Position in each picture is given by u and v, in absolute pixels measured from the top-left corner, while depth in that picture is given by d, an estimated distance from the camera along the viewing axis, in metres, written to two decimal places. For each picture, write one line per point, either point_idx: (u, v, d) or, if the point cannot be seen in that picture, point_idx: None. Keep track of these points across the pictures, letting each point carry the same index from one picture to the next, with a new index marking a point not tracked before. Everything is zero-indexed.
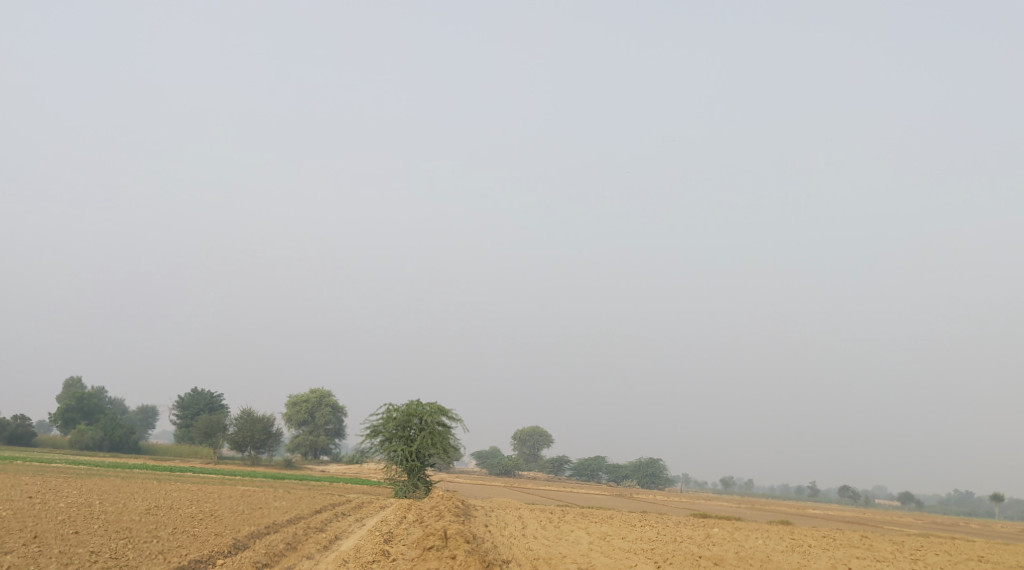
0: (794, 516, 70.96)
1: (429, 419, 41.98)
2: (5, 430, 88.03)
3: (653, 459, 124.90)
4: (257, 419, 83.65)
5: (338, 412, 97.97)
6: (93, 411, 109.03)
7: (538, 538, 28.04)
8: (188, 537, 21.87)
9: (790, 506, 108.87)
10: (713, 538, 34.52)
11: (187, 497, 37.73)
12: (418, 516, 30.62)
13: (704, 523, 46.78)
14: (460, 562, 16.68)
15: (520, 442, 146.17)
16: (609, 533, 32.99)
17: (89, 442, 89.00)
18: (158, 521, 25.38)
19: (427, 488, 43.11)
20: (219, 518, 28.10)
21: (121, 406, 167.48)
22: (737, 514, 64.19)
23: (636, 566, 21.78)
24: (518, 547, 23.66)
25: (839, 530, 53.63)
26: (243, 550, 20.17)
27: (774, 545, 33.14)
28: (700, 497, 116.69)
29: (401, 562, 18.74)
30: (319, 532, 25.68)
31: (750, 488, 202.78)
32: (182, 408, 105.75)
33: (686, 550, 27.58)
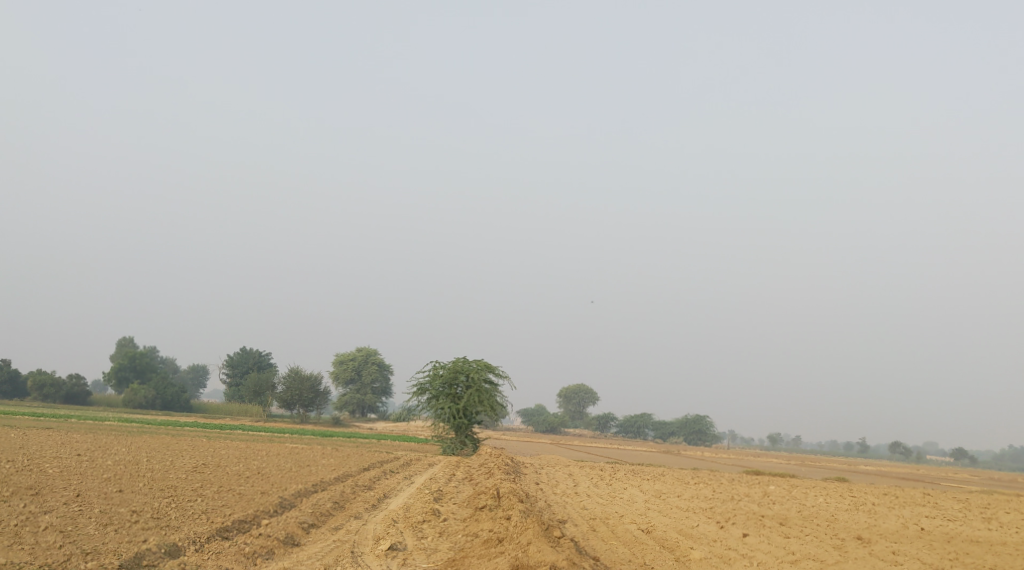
0: (847, 473, 69.52)
1: (476, 375, 41.16)
2: (61, 389, 89.66)
3: (700, 416, 123.53)
4: (305, 378, 83.95)
5: (384, 369, 98.17)
6: (145, 370, 110.68)
7: (592, 497, 27.01)
8: (232, 496, 21.20)
9: (840, 462, 107.10)
10: (772, 496, 33.27)
11: (235, 455, 37.47)
12: (467, 474, 29.87)
13: (759, 480, 45.62)
14: (517, 522, 15.49)
15: (565, 399, 145.69)
16: (664, 491, 31.94)
17: (143, 400, 90.34)
18: (204, 480, 24.84)
19: (475, 445, 42.43)
20: (266, 476, 27.68)
21: (172, 365, 170.46)
22: (791, 472, 62.93)
23: (699, 526, 20.54)
24: (572, 507, 22.62)
25: (897, 487, 52.10)
26: (288, 510, 19.38)
27: (837, 504, 31.70)
28: (748, 453, 115.32)
29: (453, 523, 17.75)
30: (366, 491, 24.93)
31: (799, 444, 200.52)
32: (231, 366, 106.82)
33: (747, 509, 26.26)
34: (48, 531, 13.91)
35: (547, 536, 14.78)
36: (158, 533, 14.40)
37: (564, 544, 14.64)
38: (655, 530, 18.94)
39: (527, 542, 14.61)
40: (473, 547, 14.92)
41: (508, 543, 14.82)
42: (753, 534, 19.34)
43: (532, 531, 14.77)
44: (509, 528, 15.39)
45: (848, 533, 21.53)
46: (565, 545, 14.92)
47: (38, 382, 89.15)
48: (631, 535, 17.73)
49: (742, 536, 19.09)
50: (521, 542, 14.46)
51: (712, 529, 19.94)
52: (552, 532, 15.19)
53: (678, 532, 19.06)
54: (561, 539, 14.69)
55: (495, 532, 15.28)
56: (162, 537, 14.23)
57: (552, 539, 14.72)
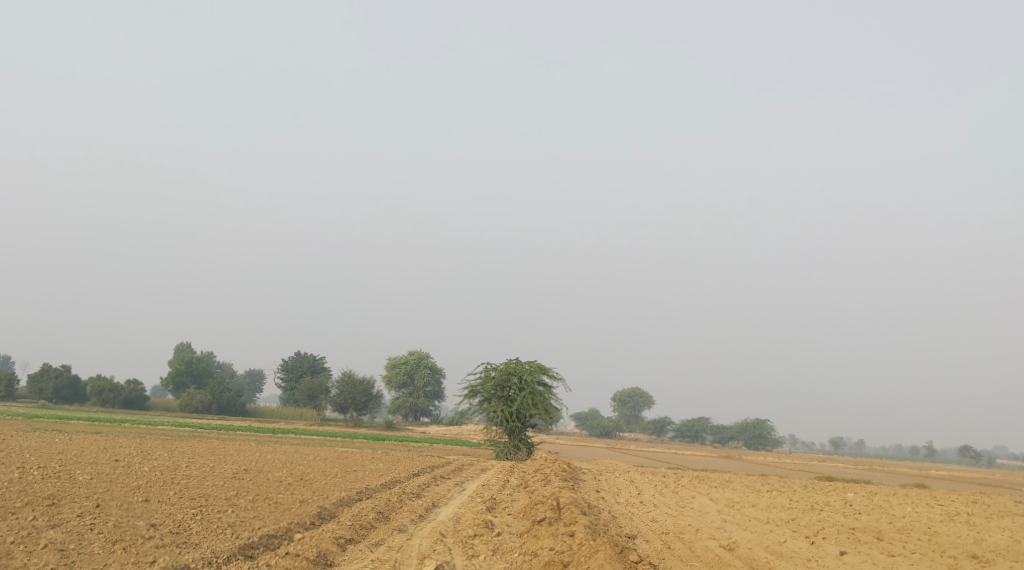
0: (923, 478, 65.93)
1: (530, 378, 39.09)
2: (120, 394, 89.87)
3: (760, 420, 119.75)
4: (359, 381, 82.82)
5: (436, 373, 96.77)
6: (202, 375, 110.84)
7: (659, 507, 24.90)
8: (268, 505, 19.47)
9: (909, 467, 102.60)
10: (855, 505, 30.82)
11: (281, 460, 35.95)
12: (523, 481, 27.89)
13: (834, 487, 42.96)
14: (582, 543, 13.27)
15: (620, 403, 142.83)
16: (736, 500, 29.73)
17: (199, 405, 90.15)
18: (241, 488, 23.23)
19: (529, 450, 40.33)
20: (309, 482, 25.99)
21: (230, 370, 172.05)
22: (864, 478, 59.70)
23: (785, 541, 18.27)
24: (640, 519, 20.45)
25: (982, 494, 48.82)
26: (326, 521, 17.49)
27: (929, 514, 29.06)
28: (811, 458, 111.18)
29: (509, 539, 15.67)
30: (415, 499, 23.04)
31: (861, 449, 194.46)
32: (285, 371, 106.40)
33: (832, 521, 23.93)
34: (47, 549, 12.20)
35: (622, 562, 12.52)
36: (171, 553, 12.56)
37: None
38: (739, 547, 16.58)
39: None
40: None
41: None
42: (853, 552, 16.82)
43: (605, 554, 12.56)
44: (575, 545, 13.27)
45: (959, 550, 18.89)
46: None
47: (97, 387, 89.41)
48: (713, 554, 15.41)
49: (840, 554, 16.62)
50: None
51: (802, 546, 17.54)
52: (629, 556, 12.94)
53: (765, 550, 16.69)
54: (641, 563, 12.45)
55: (558, 553, 13.22)
56: (173, 557, 12.43)
57: (628, 564, 12.47)
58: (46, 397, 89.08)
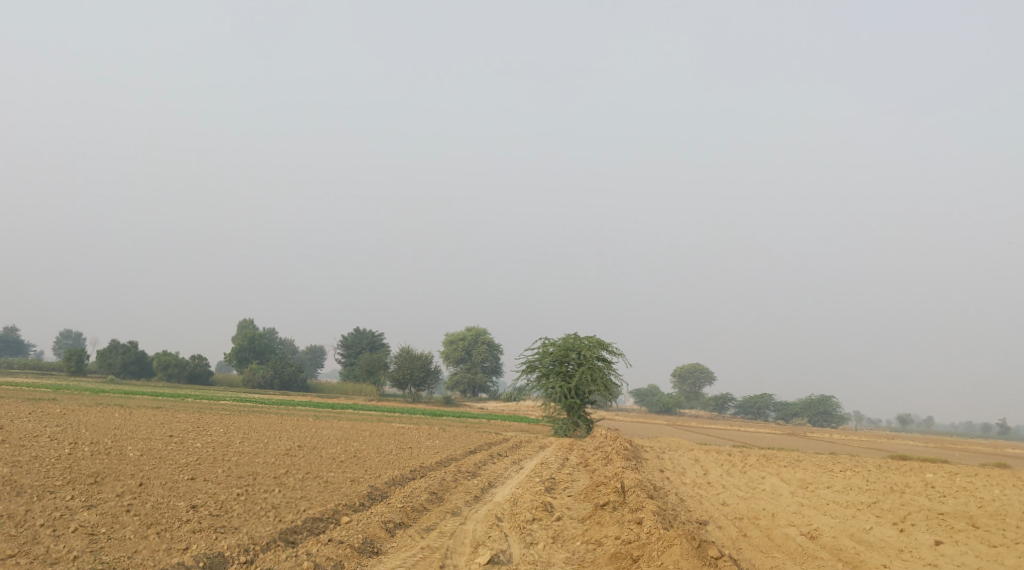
0: (1003, 458, 62.98)
1: (588, 353, 37.87)
2: (185, 369, 91.13)
3: (824, 396, 116.82)
4: (417, 357, 82.47)
5: (494, 349, 96.12)
6: (264, 350, 111.93)
7: (729, 488, 23.59)
8: (317, 484, 18.61)
9: (983, 445, 98.99)
10: (938, 488, 28.98)
11: (336, 436, 35.33)
12: (583, 460, 26.68)
13: (910, 467, 40.94)
14: (652, 533, 11.98)
15: (679, 379, 140.83)
16: (809, 481, 28.22)
17: (261, 380, 90.92)
18: (292, 465, 22.47)
19: (588, 426, 39.18)
20: (362, 460, 25.20)
21: (291, 347, 174.36)
22: (939, 456, 57.23)
23: (872, 528, 16.74)
24: (709, 503, 19.20)
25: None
26: (376, 503, 16.55)
27: (1021, 498, 27.07)
28: (879, 436, 107.98)
29: (570, 525, 14.49)
30: (470, 478, 22.01)
31: (930, 426, 189.24)
32: (345, 346, 106.83)
33: (917, 506, 22.24)
34: (76, 534, 11.49)
35: (700, 556, 11.21)
36: (207, 539, 11.74)
37: (726, 567, 11.06)
38: (822, 536, 15.12)
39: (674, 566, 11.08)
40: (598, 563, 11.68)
41: (644, 563, 11.42)
42: (951, 543, 15.29)
43: (681, 547, 11.27)
44: (644, 536, 12.01)
45: None
46: (725, 566, 11.29)
47: (163, 361, 90.69)
48: (795, 544, 13.99)
49: (936, 544, 15.09)
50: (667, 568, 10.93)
51: (892, 534, 16.04)
52: (708, 549, 11.62)
53: (851, 539, 15.24)
54: (721, 560, 11.13)
55: (625, 545, 11.97)
56: (208, 544, 11.61)
57: (708, 560, 11.15)
58: (114, 371, 90.76)
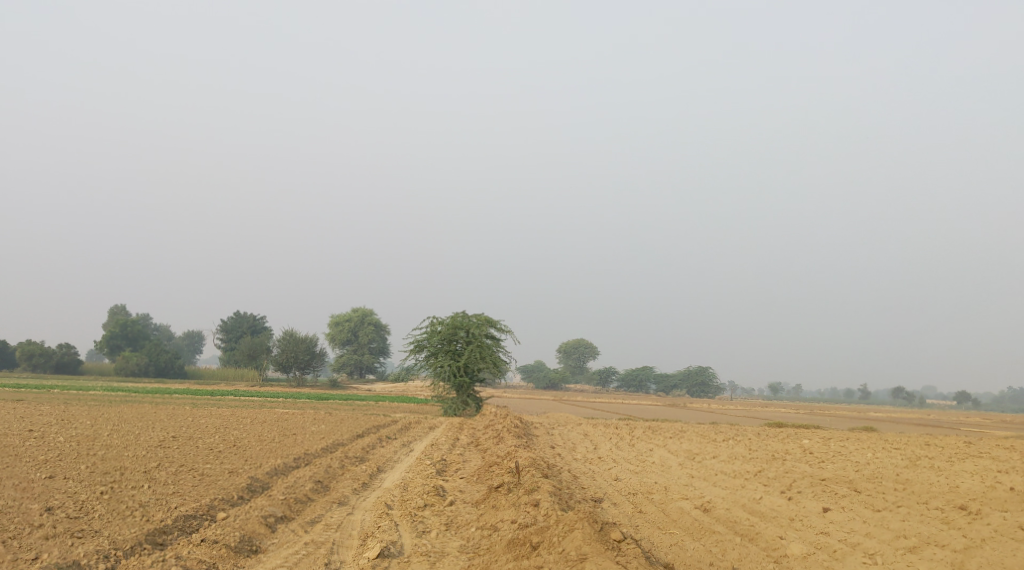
0: (869, 422, 66.23)
1: (477, 331, 37.39)
2: (51, 358, 85.92)
3: (702, 367, 120.52)
4: (301, 339, 80.31)
5: (381, 330, 94.66)
6: (137, 337, 106.80)
7: (620, 462, 23.55)
8: (193, 478, 17.45)
9: (848, 410, 104.27)
10: (817, 453, 29.90)
11: (215, 424, 33.70)
12: (474, 439, 26.19)
13: (788, 434, 42.36)
14: (550, 517, 11.55)
15: (565, 355, 142.52)
16: (696, 452, 28.58)
17: (135, 367, 86.71)
18: (166, 458, 21.11)
19: (478, 405, 38.78)
20: (242, 449, 23.95)
21: (167, 333, 167.40)
22: (811, 422, 59.67)
23: (762, 498, 16.85)
24: (603, 479, 18.99)
25: (930, 435, 48.88)
26: (257, 495, 15.56)
27: (894, 461, 28.20)
28: (754, 404, 112.25)
29: (464, 509, 13.95)
30: (358, 464, 21.17)
31: (799, 392, 198.47)
32: (225, 331, 103.10)
33: (800, 472, 22.73)
34: None
35: (599, 539, 10.84)
36: (63, 547, 10.61)
37: (628, 550, 10.75)
38: (716, 508, 15.05)
39: (573, 551, 10.68)
40: (494, 551, 11.18)
41: (543, 549, 10.99)
42: (838, 509, 15.46)
43: (582, 532, 10.89)
44: (544, 521, 11.60)
45: (943, 501, 17.58)
46: (625, 548, 10.98)
47: (26, 351, 85.27)
48: (691, 518, 13.83)
49: (823, 511, 15.24)
50: (567, 556, 10.49)
51: (781, 503, 16.15)
52: (609, 532, 11.27)
53: (743, 510, 15.22)
54: (623, 544, 10.80)
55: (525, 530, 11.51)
56: (64, 552, 10.50)
57: (609, 544, 10.80)
58: None
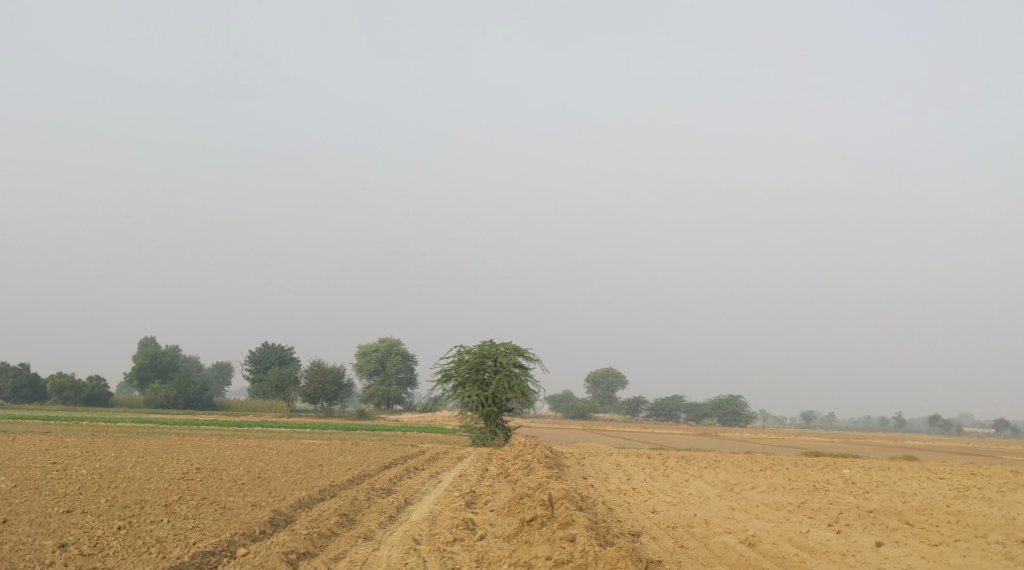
0: (907, 451, 64.54)
1: (505, 360, 36.73)
2: (81, 391, 86.21)
3: (733, 396, 118.74)
4: (329, 370, 80.00)
5: (408, 360, 94.20)
6: (167, 369, 107.11)
7: (655, 494, 22.73)
8: (214, 511, 16.88)
9: (884, 439, 102.02)
10: (859, 484, 28.82)
11: (240, 456, 33.23)
12: (503, 470, 25.46)
13: (826, 463, 41.16)
14: (588, 557, 10.80)
15: (593, 384, 141.17)
16: (733, 483, 27.65)
17: (164, 400, 86.76)
18: (188, 490, 20.59)
19: (506, 435, 38.02)
20: (265, 481, 23.40)
21: (196, 365, 168.15)
22: (848, 451, 58.23)
23: (809, 532, 15.95)
24: (640, 511, 18.20)
25: (973, 465, 47.38)
26: (279, 530, 14.95)
27: (940, 491, 27.09)
28: (786, 433, 110.27)
29: (495, 544, 13.25)
30: (384, 496, 20.52)
31: (832, 421, 195.30)
32: (253, 362, 103.10)
33: (845, 504, 21.76)
34: None
35: None
36: None
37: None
38: (762, 543, 14.21)
39: None
40: None
41: None
42: (893, 544, 14.53)
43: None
44: (583, 560, 10.85)
45: (1003, 535, 16.54)
46: None
47: (57, 384, 85.67)
48: (736, 554, 13.00)
49: (876, 545, 14.37)
50: None
51: (830, 537, 15.29)
52: None
53: (791, 544, 14.36)
54: None
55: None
56: None
57: None
58: (4, 396, 85.25)
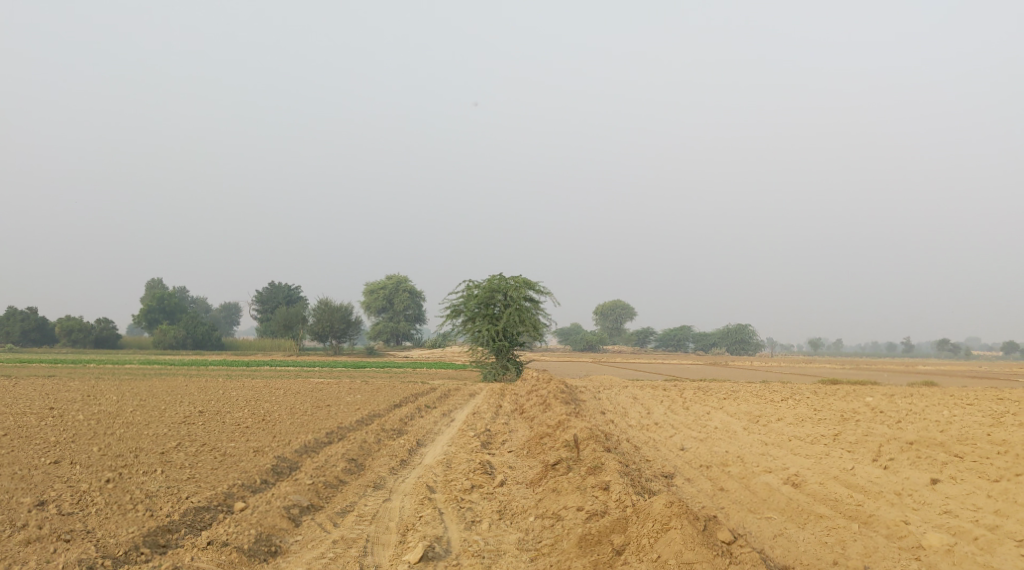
0: (922, 376, 63.59)
1: (516, 294, 35.44)
2: (90, 333, 85.56)
3: (741, 325, 117.98)
4: (336, 308, 78.97)
5: (416, 297, 93.10)
6: (175, 310, 106.36)
7: (680, 429, 21.53)
8: (212, 459, 15.73)
9: (895, 364, 101.25)
10: (888, 412, 27.60)
11: (247, 397, 32.11)
12: (518, 407, 24.28)
13: (846, 391, 40.03)
14: (628, 516, 9.58)
15: (602, 316, 140.49)
16: (757, 414, 26.48)
17: (173, 340, 86.10)
18: (188, 436, 19.48)
19: (518, 370, 36.92)
20: (271, 423, 22.24)
21: (204, 306, 167.88)
22: (864, 378, 57.26)
23: (854, 469, 14.69)
24: (668, 449, 17.01)
25: (993, 388, 46.36)
26: (282, 479, 13.80)
27: (975, 418, 25.92)
28: (795, 361, 109.82)
29: (518, 492, 12.05)
30: (396, 438, 19.38)
31: (840, 348, 195.05)
32: (261, 302, 102.19)
33: (881, 435, 20.53)
34: None
35: (701, 541, 8.84)
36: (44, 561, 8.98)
37: (743, 556, 8.78)
38: (808, 483, 13.00)
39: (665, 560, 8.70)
40: (563, 556, 9.26)
41: (627, 554, 9.03)
42: (952, 481, 13.25)
43: (681, 532, 8.90)
44: (626, 516, 9.63)
45: None
46: (728, 546, 8.97)
47: (65, 327, 84.90)
48: (785, 497, 11.76)
49: (933, 483, 13.11)
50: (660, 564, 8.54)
51: (879, 474, 14.04)
52: (713, 529, 9.26)
53: (839, 483, 13.09)
54: (733, 547, 8.83)
55: (599, 526, 9.55)
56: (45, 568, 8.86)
57: (713, 546, 8.84)
58: (12, 340, 84.65)
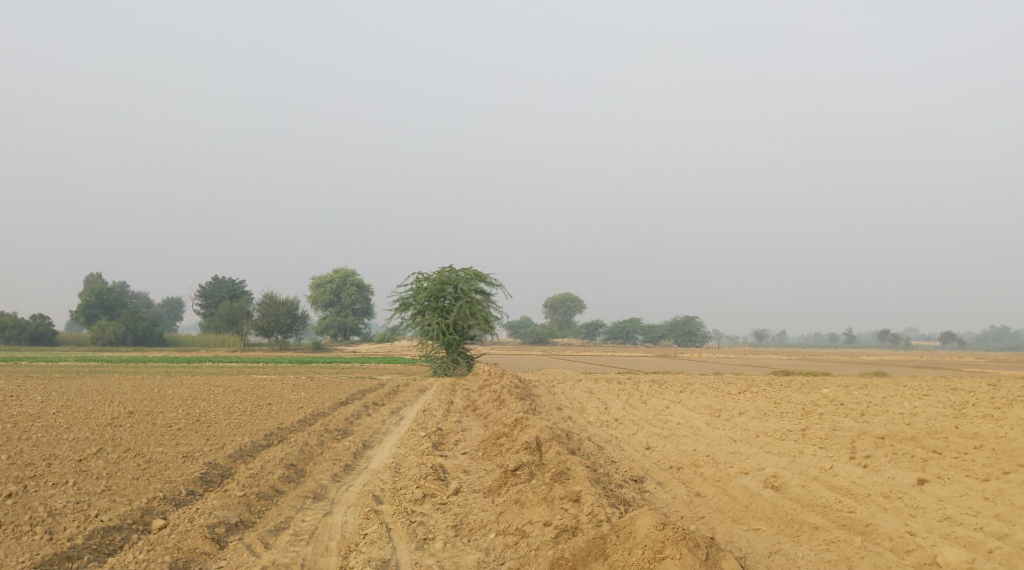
0: (871, 366, 63.85)
1: (466, 286, 34.19)
2: (24, 330, 81.99)
3: (689, 316, 118.34)
4: (282, 302, 76.78)
5: (364, 290, 91.21)
6: (114, 305, 102.75)
7: (642, 425, 20.52)
8: (134, 467, 14.20)
9: (840, 354, 102.22)
10: (849, 405, 26.94)
11: (185, 395, 30.36)
12: (472, 403, 23.01)
13: (801, 383, 39.50)
14: (611, 541, 8.42)
15: (551, 309, 139.76)
16: (718, 408, 25.59)
17: (111, 336, 82.89)
18: (112, 440, 17.84)
19: (469, 364, 35.69)
20: (204, 425, 20.62)
21: (145, 301, 163.21)
22: (814, 369, 57.15)
23: (833, 468, 13.78)
24: (632, 449, 15.91)
25: (945, 379, 46.35)
26: (211, 490, 12.35)
27: (937, 410, 25.41)
28: (744, 352, 110.40)
29: (476, 503, 10.82)
30: (340, 440, 17.98)
31: (784, 338, 197.44)
32: (204, 296, 99.21)
33: (849, 429, 19.77)
34: None
35: None
36: None
37: None
38: (789, 485, 12.03)
39: None
40: None
41: None
42: (940, 481, 12.40)
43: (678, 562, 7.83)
44: (605, 536, 8.53)
45: None
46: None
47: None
48: (770, 503, 10.72)
49: (921, 483, 12.25)
50: None
51: (861, 473, 13.14)
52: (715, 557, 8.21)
53: (822, 486, 12.12)
54: None
55: (573, 548, 8.44)
56: None
57: None
58: None
